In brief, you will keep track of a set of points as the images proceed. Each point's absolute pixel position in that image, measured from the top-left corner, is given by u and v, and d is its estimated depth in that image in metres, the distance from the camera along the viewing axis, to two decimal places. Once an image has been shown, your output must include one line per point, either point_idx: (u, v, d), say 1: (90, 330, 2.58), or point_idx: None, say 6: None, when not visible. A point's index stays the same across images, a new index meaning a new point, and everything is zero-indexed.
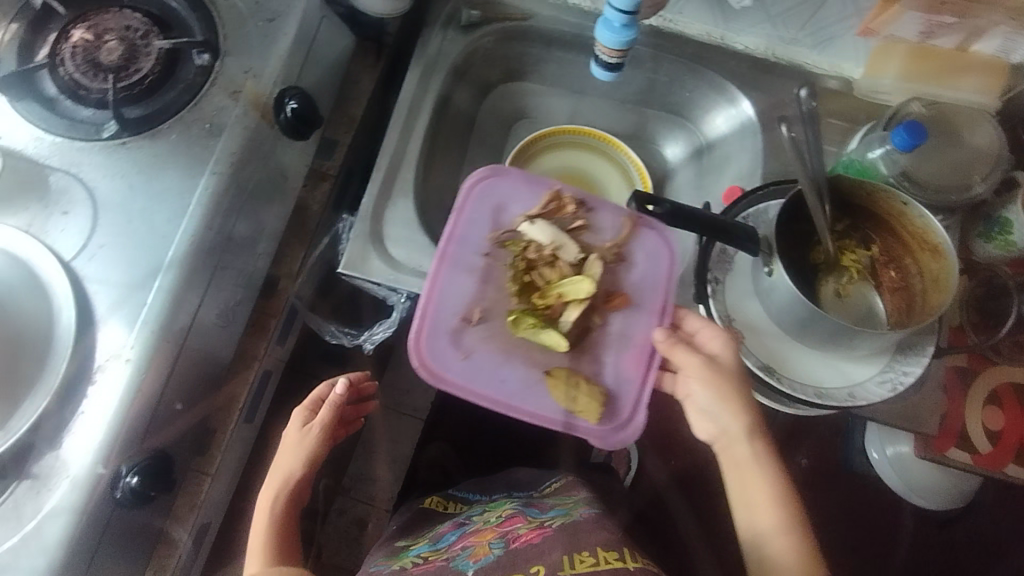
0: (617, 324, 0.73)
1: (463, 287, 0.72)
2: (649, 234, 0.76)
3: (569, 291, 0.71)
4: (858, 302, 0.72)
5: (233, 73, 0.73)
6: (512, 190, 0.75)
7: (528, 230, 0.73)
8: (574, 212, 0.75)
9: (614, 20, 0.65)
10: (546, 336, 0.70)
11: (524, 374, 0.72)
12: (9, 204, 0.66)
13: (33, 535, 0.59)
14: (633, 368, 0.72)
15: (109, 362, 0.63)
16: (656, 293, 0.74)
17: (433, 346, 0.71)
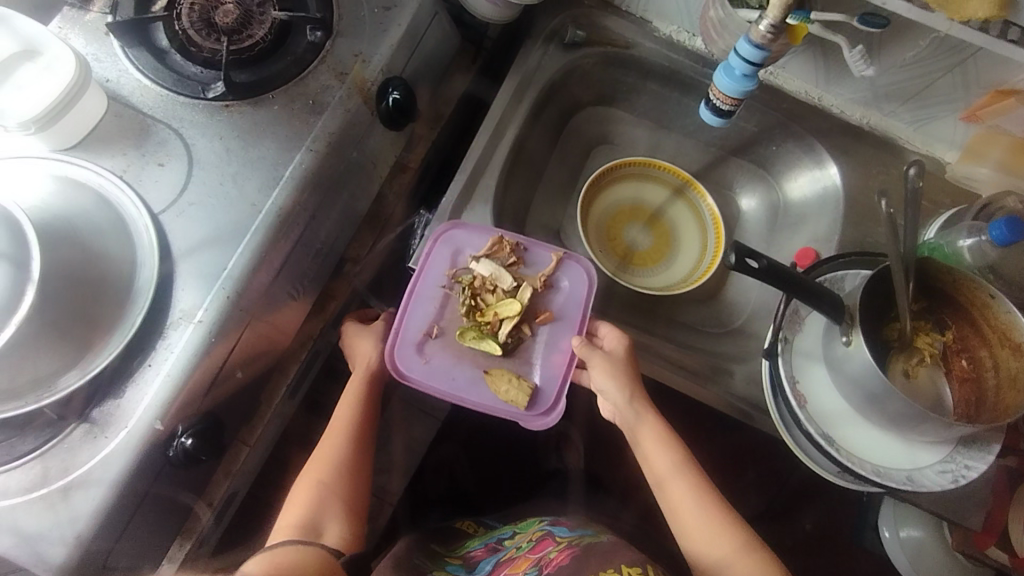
0: (543, 336, 0.77)
1: (422, 316, 0.76)
2: (568, 263, 0.79)
3: (504, 311, 0.75)
4: (925, 385, 0.72)
5: (342, 55, 0.72)
6: (467, 238, 0.79)
7: (474, 267, 0.76)
8: (508, 248, 0.77)
9: (736, 68, 0.66)
10: (486, 346, 0.74)
11: (468, 371, 0.75)
12: (108, 148, 0.66)
13: (81, 480, 0.59)
14: (557, 363, 0.76)
15: (183, 321, 0.63)
16: (568, 302, 0.78)
17: (401, 358, 0.74)
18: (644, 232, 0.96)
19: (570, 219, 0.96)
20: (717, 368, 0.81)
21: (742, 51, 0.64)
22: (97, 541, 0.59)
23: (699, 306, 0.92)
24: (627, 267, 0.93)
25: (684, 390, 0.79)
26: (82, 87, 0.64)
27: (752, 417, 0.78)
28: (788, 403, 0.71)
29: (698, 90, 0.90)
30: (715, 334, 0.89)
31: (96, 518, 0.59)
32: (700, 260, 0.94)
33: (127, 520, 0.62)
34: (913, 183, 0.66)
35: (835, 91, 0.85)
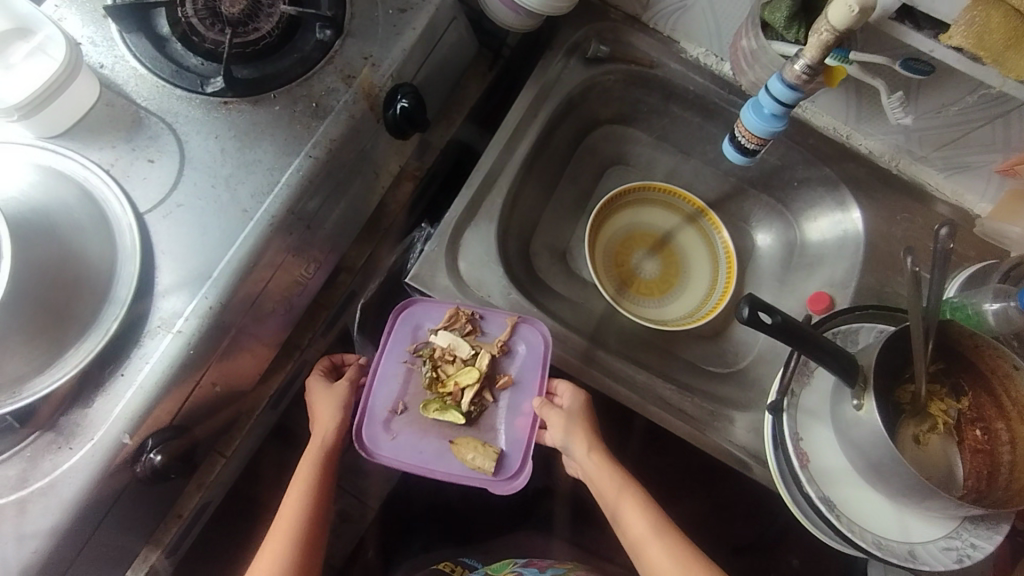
0: (506, 401, 0.73)
1: (377, 388, 0.73)
2: (525, 327, 0.74)
3: (464, 380, 0.71)
4: (935, 453, 0.68)
5: (351, 56, 0.68)
6: (424, 312, 0.75)
7: (433, 339, 0.73)
8: (462, 316, 0.73)
9: (766, 107, 0.64)
10: (449, 417, 0.70)
11: (436, 442, 0.71)
12: (97, 140, 0.63)
13: (44, 491, 0.56)
14: (520, 427, 0.72)
15: (161, 330, 0.60)
16: (528, 366, 0.74)
17: (368, 436, 0.71)
18: (652, 260, 0.93)
19: (578, 240, 0.92)
20: (717, 413, 0.78)
21: (774, 91, 0.62)
22: (55, 555, 0.57)
23: (702, 343, 0.89)
24: (630, 297, 0.91)
25: (680, 433, 0.77)
26: (73, 74, 0.60)
27: (748, 467, 0.75)
28: (789, 461, 0.68)
29: (724, 118, 0.86)
30: (719, 375, 0.85)
31: (55, 531, 0.56)
32: (709, 293, 0.91)
33: (89, 534, 0.59)
34: (942, 244, 0.62)
35: (865, 130, 0.81)
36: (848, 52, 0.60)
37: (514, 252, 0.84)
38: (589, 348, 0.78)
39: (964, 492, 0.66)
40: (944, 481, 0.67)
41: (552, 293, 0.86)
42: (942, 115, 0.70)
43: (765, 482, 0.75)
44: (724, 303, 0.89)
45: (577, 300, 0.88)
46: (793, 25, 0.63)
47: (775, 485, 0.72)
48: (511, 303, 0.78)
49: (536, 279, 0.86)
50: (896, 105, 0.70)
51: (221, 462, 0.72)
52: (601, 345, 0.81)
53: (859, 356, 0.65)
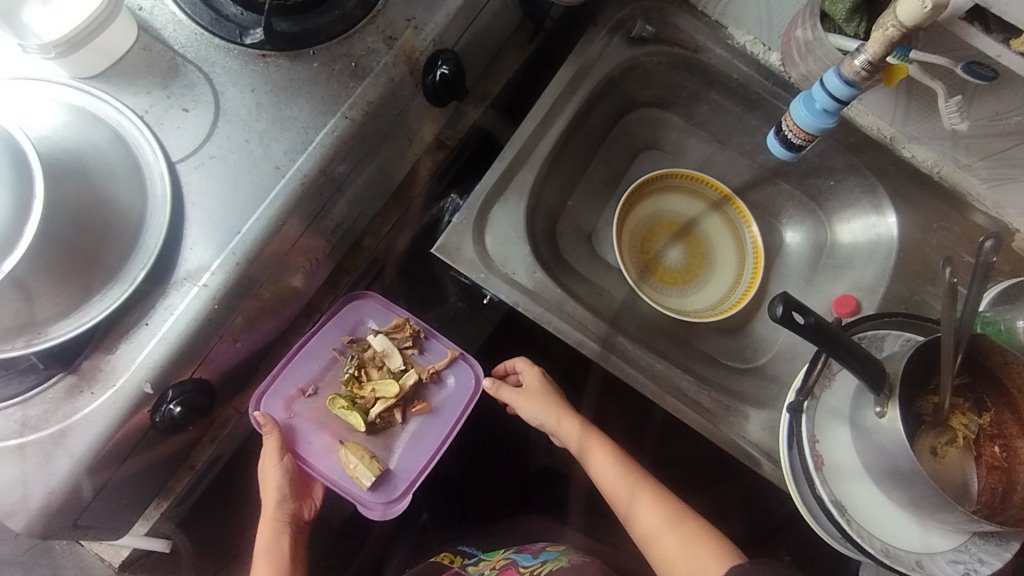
0: (414, 427, 0.78)
1: (300, 374, 0.77)
2: (462, 367, 0.80)
3: (381, 390, 0.76)
4: (951, 466, 0.68)
5: (394, 16, 0.66)
6: (375, 312, 0.80)
7: (371, 340, 0.78)
8: (409, 331, 0.79)
9: (818, 101, 0.62)
10: (351, 418, 0.74)
11: (327, 441, 0.77)
12: (132, 85, 0.62)
13: (65, 434, 0.56)
14: (413, 456, 0.77)
15: (188, 282, 0.59)
16: (447, 410, 0.79)
17: (265, 406, 0.74)
18: (677, 249, 0.92)
19: (604, 224, 0.91)
20: (733, 408, 0.78)
21: (829, 86, 0.60)
22: (72, 498, 0.58)
23: (722, 336, 0.88)
24: (656, 285, 0.90)
25: (694, 425, 0.76)
26: (111, 15, 0.59)
27: (759, 463, 0.76)
28: (804, 462, 0.68)
29: (765, 110, 0.84)
30: (737, 370, 0.85)
31: (72, 474, 0.57)
32: (734, 287, 0.90)
33: (106, 479, 0.60)
34: (984, 257, 0.59)
35: (911, 132, 0.78)
36: (910, 49, 0.58)
37: (541, 231, 0.83)
38: (607, 331, 0.78)
39: (976, 506, 0.66)
40: (958, 494, 0.67)
41: (576, 274, 0.85)
42: (998, 121, 0.67)
43: (775, 481, 0.75)
44: (749, 298, 0.88)
45: (599, 284, 0.87)
46: (854, 17, 0.61)
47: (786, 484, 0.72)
48: (536, 281, 0.77)
49: (561, 260, 0.85)
50: (953, 109, 0.68)
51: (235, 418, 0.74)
52: (623, 331, 0.80)
53: (886, 363, 0.64)
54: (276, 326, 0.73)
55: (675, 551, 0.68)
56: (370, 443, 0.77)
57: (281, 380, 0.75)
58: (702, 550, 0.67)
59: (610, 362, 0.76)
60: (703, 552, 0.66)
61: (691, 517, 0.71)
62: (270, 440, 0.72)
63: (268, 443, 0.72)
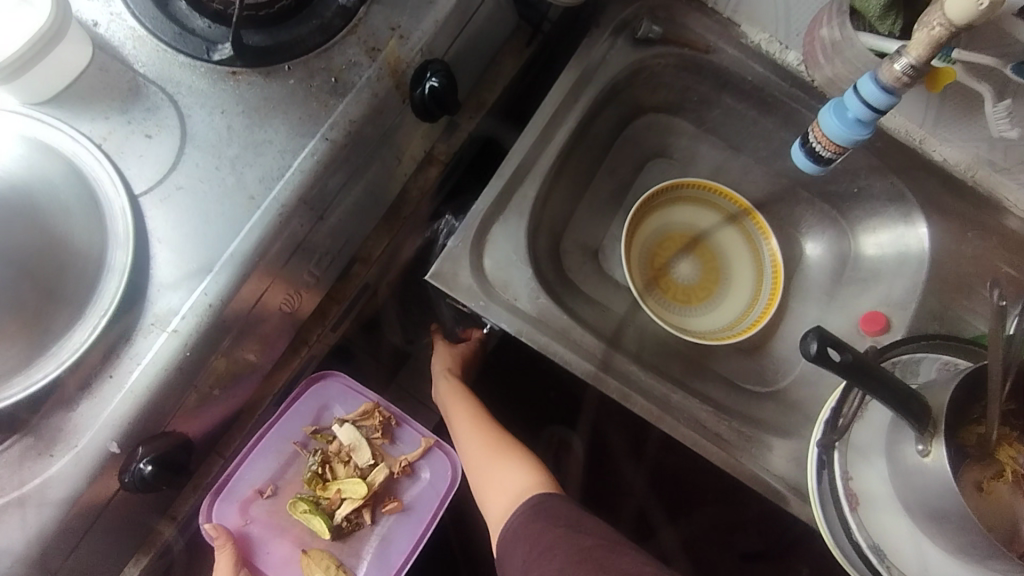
0: (384, 527, 0.76)
1: (256, 473, 0.73)
2: (434, 458, 0.78)
3: (347, 490, 0.73)
4: (999, 503, 0.62)
5: (377, 26, 0.60)
6: (338, 396, 0.76)
7: (336, 432, 0.75)
8: (377, 421, 0.76)
9: (851, 110, 0.54)
10: (315, 523, 0.72)
11: (287, 549, 0.75)
12: (88, 110, 0.56)
13: (22, 503, 0.51)
14: (381, 561, 0.75)
15: (155, 328, 0.54)
16: (420, 507, 0.77)
17: (219, 513, 0.70)
18: (689, 263, 0.86)
19: (611, 238, 0.85)
20: (755, 438, 0.72)
21: (866, 93, 0.52)
22: (34, 570, 0.52)
23: (740, 357, 0.82)
24: (668, 305, 0.84)
25: (714, 458, 0.71)
26: (60, 34, 0.52)
27: (785, 499, 0.70)
28: (837, 502, 0.63)
29: (782, 113, 0.77)
30: (758, 394, 0.79)
31: (32, 545, 0.51)
32: (752, 304, 0.84)
33: (72, 545, 0.55)
34: None
35: (943, 136, 0.73)
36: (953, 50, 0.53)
37: (543, 251, 0.77)
38: (617, 359, 0.72)
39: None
40: (1006, 535, 0.60)
41: (582, 296, 0.79)
42: None
43: (803, 518, 0.69)
44: (769, 317, 0.82)
45: (607, 305, 0.81)
46: (888, 14, 0.56)
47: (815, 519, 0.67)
48: (540, 308, 0.71)
49: (566, 281, 0.79)
50: (1001, 115, 0.61)
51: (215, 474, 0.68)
52: (635, 357, 0.75)
53: (928, 395, 0.59)
54: (261, 368, 0.66)
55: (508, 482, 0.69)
56: (337, 547, 0.75)
57: (236, 480, 0.71)
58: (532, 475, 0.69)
59: (621, 392, 0.71)
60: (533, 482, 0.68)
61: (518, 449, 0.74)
62: (225, 555, 0.69)
63: (222, 557, 0.69)
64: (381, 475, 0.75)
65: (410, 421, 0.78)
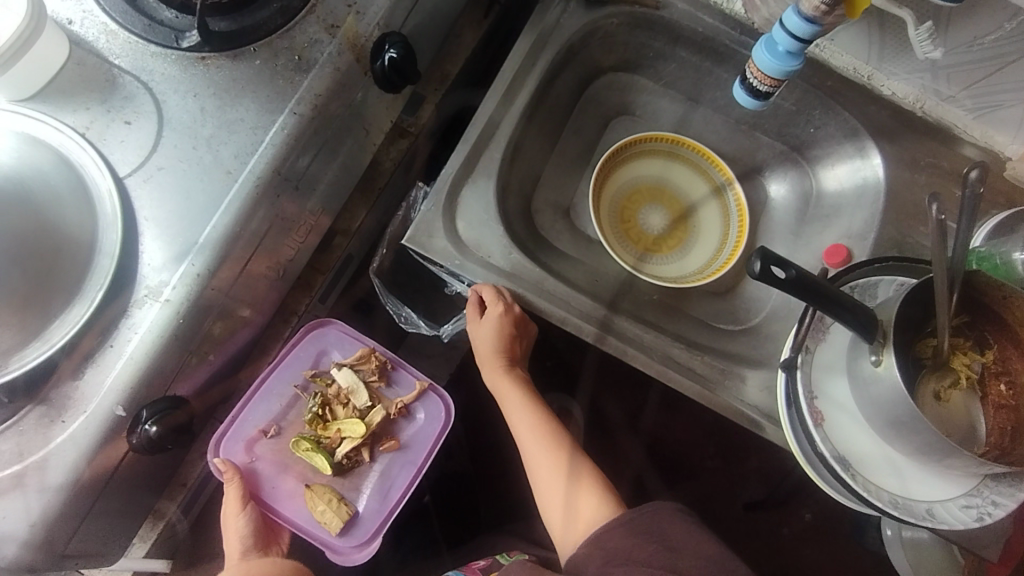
0: (382, 464, 0.81)
1: (261, 413, 0.77)
2: (431, 399, 0.83)
3: (347, 430, 0.77)
4: (956, 409, 0.65)
5: (334, 4, 0.64)
6: (337, 342, 0.80)
7: (335, 374, 0.78)
8: (375, 364, 0.80)
9: (780, 44, 0.60)
10: (317, 460, 0.76)
11: (292, 485, 0.78)
12: (70, 102, 0.60)
13: (39, 466, 0.55)
14: (381, 497, 0.80)
15: (149, 299, 0.58)
16: (418, 445, 0.82)
17: (226, 451, 0.75)
18: (660, 216, 0.90)
19: (582, 197, 0.89)
20: (728, 371, 0.76)
21: (790, 25, 0.58)
22: (56, 527, 0.57)
23: (713, 299, 0.86)
24: (641, 255, 0.87)
25: (689, 393, 0.74)
26: (36, 32, 0.56)
27: (759, 425, 0.73)
28: (802, 420, 0.66)
29: (734, 61, 0.81)
30: (730, 332, 0.83)
31: (52, 503, 0.56)
32: (720, 249, 0.88)
33: (88, 507, 0.59)
34: (972, 188, 0.57)
35: (889, 70, 0.75)
36: None
37: (515, 211, 0.81)
38: (589, 305, 0.76)
39: (986, 448, 0.63)
40: (965, 437, 0.64)
41: (556, 251, 0.83)
42: (975, 47, 0.65)
43: (779, 442, 0.73)
44: (737, 258, 0.86)
45: (582, 259, 0.85)
46: None
47: (788, 444, 0.70)
48: (513, 262, 0.75)
49: (539, 238, 0.83)
50: (925, 37, 0.66)
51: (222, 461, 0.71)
52: (610, 304, 0.78)
53: (879, 311, 0.62)
54: (253, 328, 0.72)
55: (572, 498, 0.72)
56: (338, 484, 0.79)
57: (242, 422, 0.76)
58: (598, 491, 0.71)
59: (596, 335, 0.74)
60: (601, 498, 0.70)
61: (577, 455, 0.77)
62: (232, 488, 0.73)
63: (230, 491, 0.73)
64: (378, 415, 0.79)
65: (406, 365, 0.83)
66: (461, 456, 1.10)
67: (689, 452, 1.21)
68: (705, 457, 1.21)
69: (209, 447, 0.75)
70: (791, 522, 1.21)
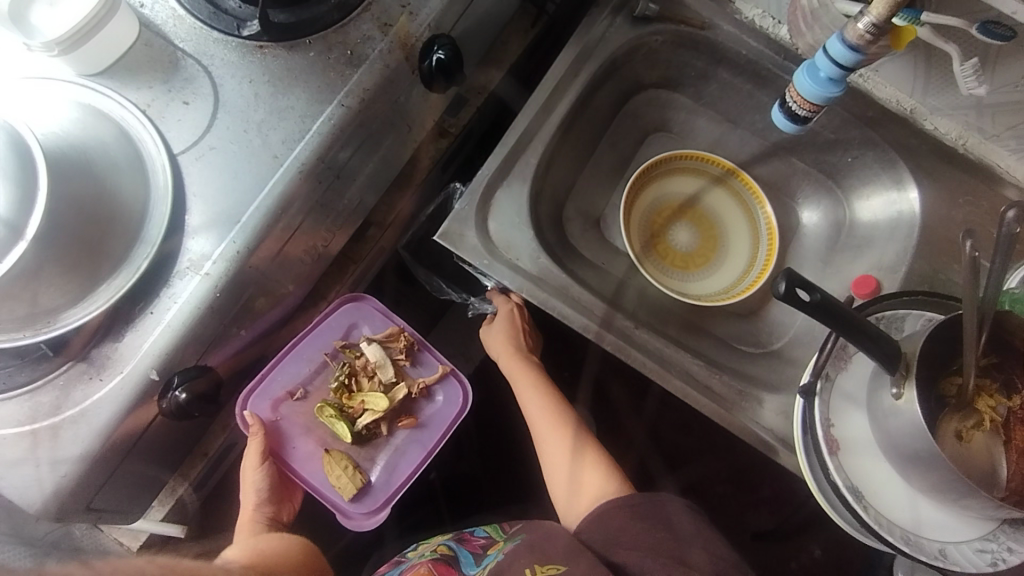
0: (399, 440, 0.83)
1: (290, 374, 0.80)
2: (452, 385, 0.85)
3: (370, 402, 0.79)
4: (977, 451, 0.63)
5: (389, 4, 0.66)
6: (366, 318, 0.82)
7: (363, 349, 0.81)
8: (403, 342, 0.82)
9: (822, 70, 0.61)
10: (338, 427, 0.78)
11: (311, 447, 0.80)
12: (135, 80, 0.63)
13: (75, 420, 0.58)
14: (395, 469, 0.82)
15: (190, 271, 0.60)
16: (437, 425, 0.84)
17: (253, 406, 0.78)
18: (689, 233, 0.91)
19: (613, 208, 0.90)
20: (746, 392, 0.75)
21: (833, 52, 0.59)
22: (83, 483, 0.59)
23: (737, 321, 0.87)
24: (667, 271, 0.88)
25: (706, 411, 0.74)
26: (110, 13, 0.60)
27: (774, 449, 0.73)
28: (818, 447, 0.65)
29: (777, 86, 0.81)
30: (752, 354, 0.83)
31: (83, 456, 0.58)
32: (747, 271, 0.89)
33: (116, 464, 0.62)
34: (1009, 227, 0.57)
35: (932, 104, 0.74)
36: (919, 11, 0.58)
37: (545, 216, 0.82)
38: (610, 314, 0.76)
39: (1005, 493, 0.61)
40: (985, 480, 0.62)
41: (582, 259, 0.84)
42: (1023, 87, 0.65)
43: (791, 467, 0.72)
44: (763, 282, 0.86)
45: (606, 269, 0.86)
46: None
47: (801, 469, 0.70)
48: (541, 266, 0.76)
49: (567, 245, 0.84)
50: (970, 73, 0.65)
51: (244, 410, 0.74)
52: (633, 316, 0.79)
53: (904, 343, 0.61)
54: (283, 312, 0.74)
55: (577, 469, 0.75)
56: (355, 452, 0.81)
57: (271, 381, 0.79)
58: (602, 472, 0.73)
59: (615, 345, 0.75)
60: (604, 476, 0.73)
61: (582, 430, 0.80)
62: (256, 443, 0.75)
63: (252, 445, 0.75)
64: (401, 392, 0.81)
65: (433, 347, 0.85)
66: (471, 453, 1.09)
67: (700, 474, 1.20)
68: (716, 482, 1.20)
69: (237, 401, 0.77)
70: (799, 555, 1.19)
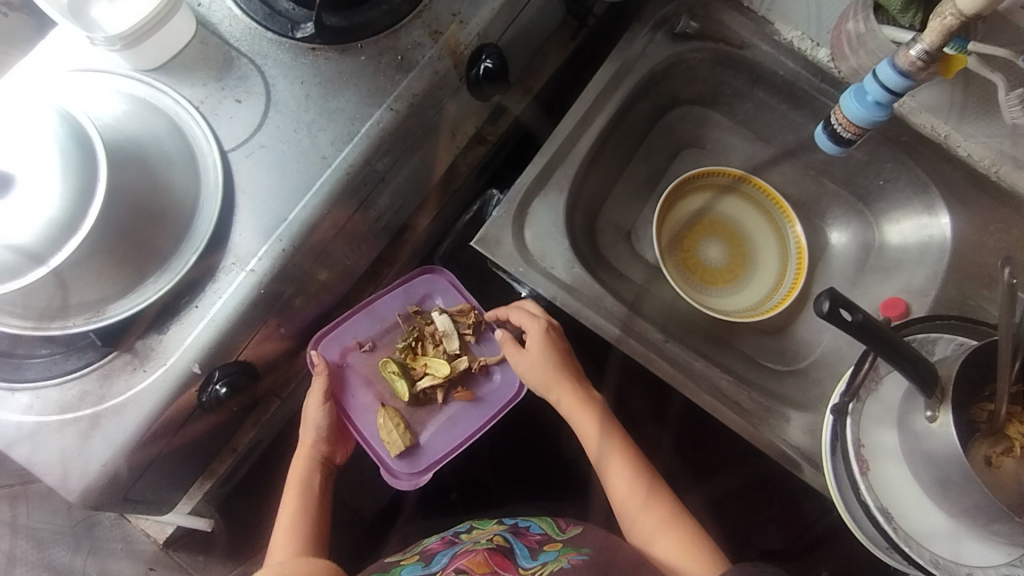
0: (452, 410, 0.83)
1: (365, 328, 0.82)
2: (514, 368, 0.84)
3: (432, 367, 0.80)
4: (1007, 478, 0.62)
5: (439, 12, 0.67)
6: (442, 290, 0.84)
7: (434, 317, 0.82)
8: (474, 318, 0.82)
9: (870, 94, 0.62)
10: (398, 384, 0.79)
11: (369, 399, 0.81)
12: (189, 77, 0.64)
13: (116, 411, 0.58)
14: (445, 435, 0.82)
15: (236, 267, 0.61)
16: (493, 404, 0.83)
17: (324, 348, 0.79)
18: (718, 249, 0.92)
19: (644, 221, 0.91)
20: (773, 409, 0.76)
21: (884, 77, 0.60)
22: (120, 474, 0.60)
23: (763, 338, 0.87)
24: (695, 285, 0.89)
25: (732, 425, 0.75)
26: (170, 12, 0.61)
27: (800, 467, 0.73)
28: (848, 467, 0.66)
29: (813, 108, 0.82)
30: (778, 372, 0.84)
31: (122, 448, 0.59)
32: (775, 289, 0.89)
33: (152, 456, 0.62)
34: None
35: (970, 131, 0.73)
36: (968, 41, 0.60)
37: (579, 226, 0.83)
38: (640, 326, 0.77)
39: None
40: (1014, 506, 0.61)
41: (612, 270, 0.85)
42: None
43: (817, 485, 0.73)
44: (790, 301, 0.86)
45: (635, 280, 0.87)
46: (909, 8, 0.66)
47: (830, 492, 0.71)
48: (574, 276, 0.77)
49: (598, 255, 0.85)
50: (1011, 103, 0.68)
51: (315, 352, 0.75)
52: (663, 329, 0.80)
53: (937, 367, 0.62)
54: (318, 310, 0.75)
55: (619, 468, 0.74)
56: (409, 412, 0.82)
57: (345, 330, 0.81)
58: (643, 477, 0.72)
59: (645, 357, 0.75)
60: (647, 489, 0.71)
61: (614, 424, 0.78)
62: (320, 382, 0.76)
63: (316, 384, 0.76)
64: (462, 365, 0.81)
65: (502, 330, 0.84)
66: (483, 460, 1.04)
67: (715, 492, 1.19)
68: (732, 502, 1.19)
69: (310, 339, 0.79)
70: None
